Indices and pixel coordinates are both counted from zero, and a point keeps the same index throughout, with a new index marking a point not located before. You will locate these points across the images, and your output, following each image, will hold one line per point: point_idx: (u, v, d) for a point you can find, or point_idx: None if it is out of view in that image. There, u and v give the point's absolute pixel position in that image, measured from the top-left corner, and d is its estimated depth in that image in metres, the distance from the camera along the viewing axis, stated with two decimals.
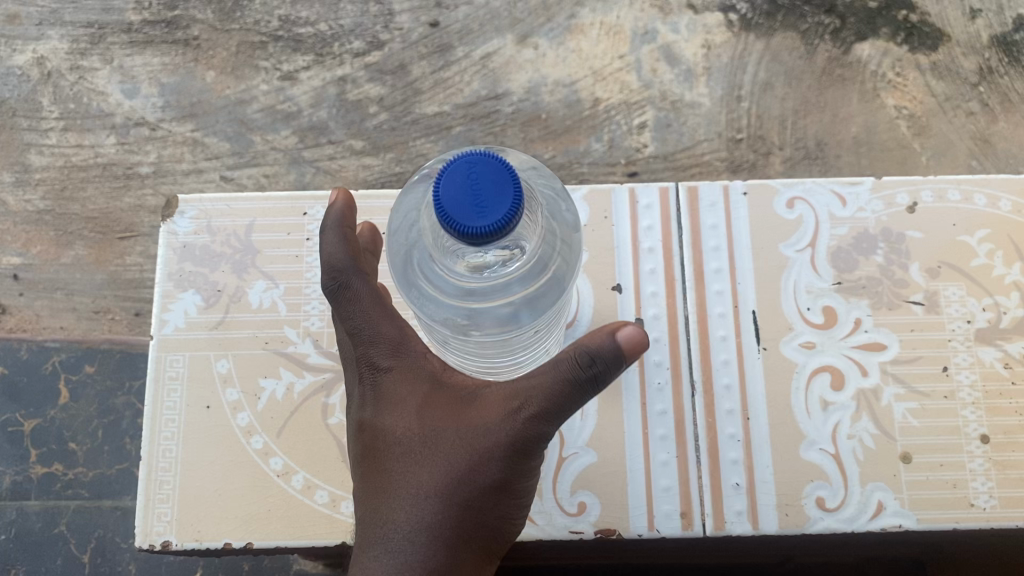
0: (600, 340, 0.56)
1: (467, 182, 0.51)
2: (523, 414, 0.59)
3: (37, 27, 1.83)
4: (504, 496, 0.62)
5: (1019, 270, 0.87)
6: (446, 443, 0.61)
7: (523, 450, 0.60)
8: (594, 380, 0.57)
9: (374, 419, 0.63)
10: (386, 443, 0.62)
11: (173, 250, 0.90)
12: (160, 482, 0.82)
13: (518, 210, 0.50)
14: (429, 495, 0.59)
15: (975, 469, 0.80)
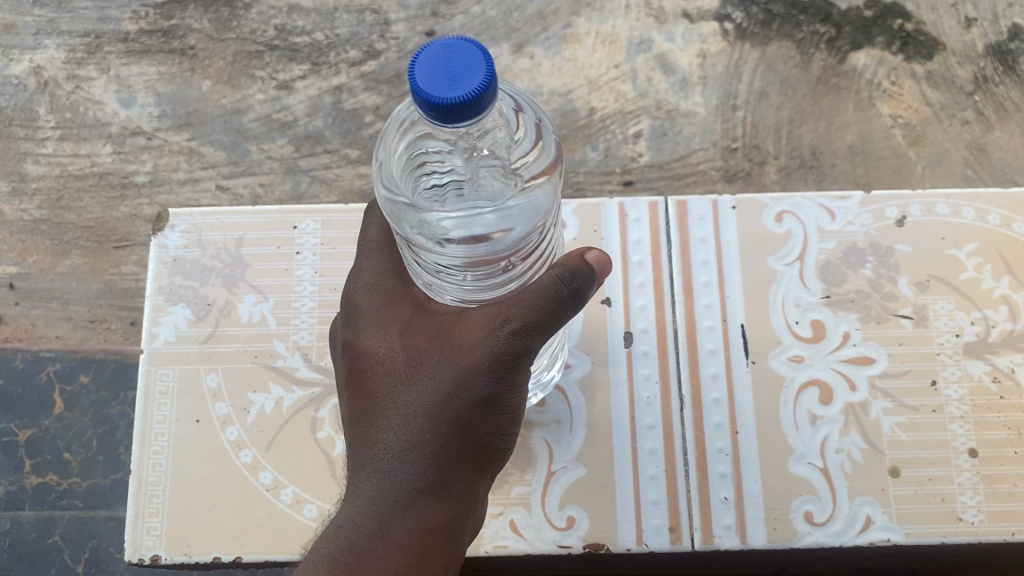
0: (575, 260, 0.65)
1: (444, 59, 0.55)
2: (504, 332, 0.67)
3: (34, 36, 1.84)
4: (490, 413, 0.69)
5: (1007, 284, 0.89)
6: (431, 367, 0.69)
7: (503, 366, 0.67)
8: (574, 294, 0.65)
9: (369, 351, 0.72)
10: (379, 369, 0.71)
11: (163, 264, 0.90)
12: (150, 496, 0.82)
13: (488, 86, 0.55)
14: (416, 415, 0.68)
15: (962, 483, 0.83)
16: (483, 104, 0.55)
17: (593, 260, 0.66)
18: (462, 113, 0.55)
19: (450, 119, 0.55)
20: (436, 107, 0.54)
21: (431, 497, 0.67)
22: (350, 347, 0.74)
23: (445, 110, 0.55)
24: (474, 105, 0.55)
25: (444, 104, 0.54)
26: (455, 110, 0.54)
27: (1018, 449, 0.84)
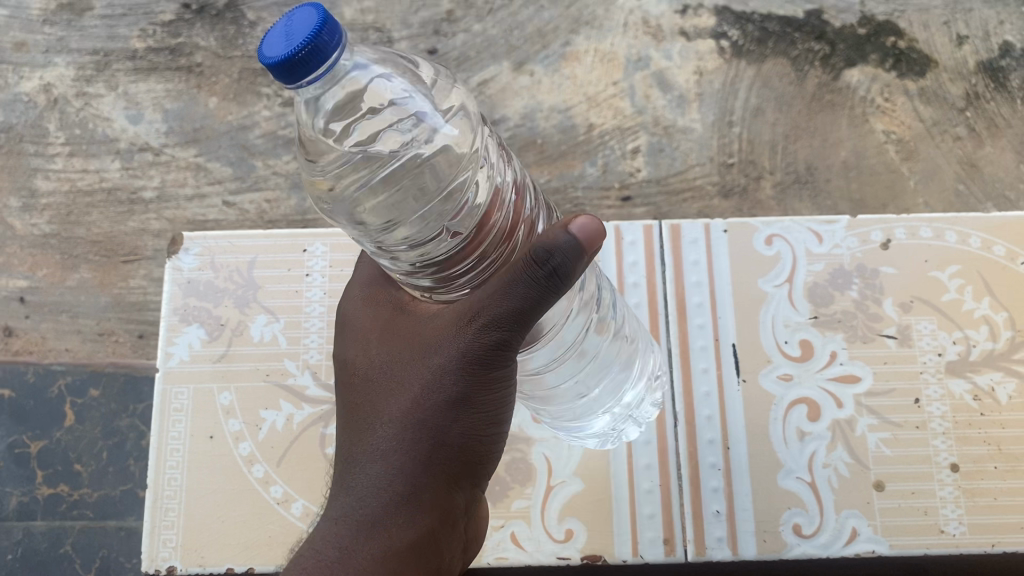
0: (554, 235, 0.55)
1: (285, 25, 0.52)
2: (473, 327, 0.61)
3: (44, 54, 1.88)
4: (464, 412, 0.66)
5: (988, 305, 0.92)
6: (401, 376, 0.67)
7: (473, 363, 0.63)
8: (553, 276, 0.56)
9: (352, 362, 0.72)
10: (358, 383, 0.71)
11: (178, 286, 0.94)
12: (165, 509, 0.85)
13: (326, 35, 0.52)
14: (388, 425, 0.67)
15: (944, 497, 0.86)
16: (328, 50, 0.52)
17: (577, 230, 0.55)
18: (308, 62, 0.52)
19: (300, 75, 0.52)
20: (277, 65, 0.51)
21: (400, 513, 0.66)
22: (339, 357, 0.74)
23: (288, 67, 0.52)
24: (319, 52, 0.52)
25: (284, 57, 0.51)
26: (297, 62, 0.51)
27: (998, 464, 0.87)
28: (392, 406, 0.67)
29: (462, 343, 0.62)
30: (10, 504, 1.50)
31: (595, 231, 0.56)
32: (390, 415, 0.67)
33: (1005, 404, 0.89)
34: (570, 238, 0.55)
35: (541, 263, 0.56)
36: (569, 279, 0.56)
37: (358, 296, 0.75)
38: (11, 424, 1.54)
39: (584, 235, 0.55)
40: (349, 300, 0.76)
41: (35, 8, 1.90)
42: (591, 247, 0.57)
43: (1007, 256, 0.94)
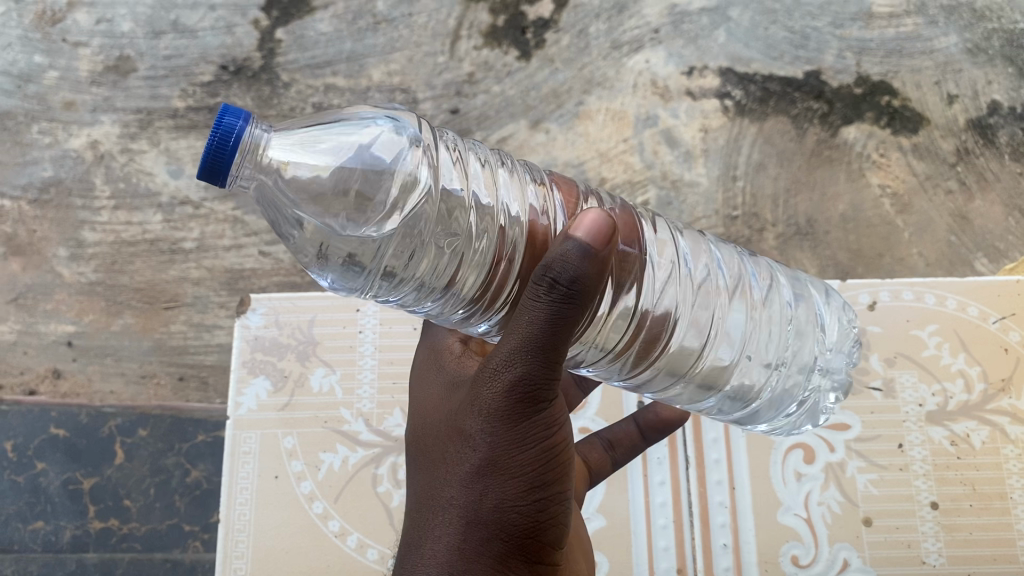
0: (561, 249, 0.60)
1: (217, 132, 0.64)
2: (494, 379, 0.65)
3: (91, 113, 1.94)
4: (500, 471, 0.67)
5: (963, 359, 1.03)
6: (447, 447, 0.71)
7: (499, 416, 0.66)
8: (558, 289, 0.60)
9: (419, 450, 0.77)
10: (422, 466, 0.75)
11: (246, 341, 1.09)
12: (237, 541, 1.00)
13: (226, 123, 0.63)
14: (440, 499, 0.70)
15: (925, 531, 0.96)
16: (233, 136, 0.63)
17: (580, 237, 0.60)
18: (220, 156, 0.63)
19: (223, 167, 0.63)
20: (201, 170, 0.63)
21: None
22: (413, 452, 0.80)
23: (211, 166, 0.63)
24: (225, 141, 0.63)
25: (202, 161, 0.63)
26: (214, 158, 0.63)
27: (973, 502, 0.97)
28: (441, 475, 0.71)
29: (485, 397, 0.66)
30: (64, 536, 1.61)
31: (597, 227, 0.61)
32: (437, 488, 0.71)
33: (979, 448, 0.99)
34: (574, 241, 0.60)
35: (544, 277, 0.61)
36: (576, 290, 0.60)
37: (416, 391, 0.82)
38: (65, 462, 1.65)
39: (587, 239, 0.60)
40: (416, 398, 0.83)
41: (82, 69, 1.97)
42: (598, 244, 0.61)
43: (980, 316, 1.06)
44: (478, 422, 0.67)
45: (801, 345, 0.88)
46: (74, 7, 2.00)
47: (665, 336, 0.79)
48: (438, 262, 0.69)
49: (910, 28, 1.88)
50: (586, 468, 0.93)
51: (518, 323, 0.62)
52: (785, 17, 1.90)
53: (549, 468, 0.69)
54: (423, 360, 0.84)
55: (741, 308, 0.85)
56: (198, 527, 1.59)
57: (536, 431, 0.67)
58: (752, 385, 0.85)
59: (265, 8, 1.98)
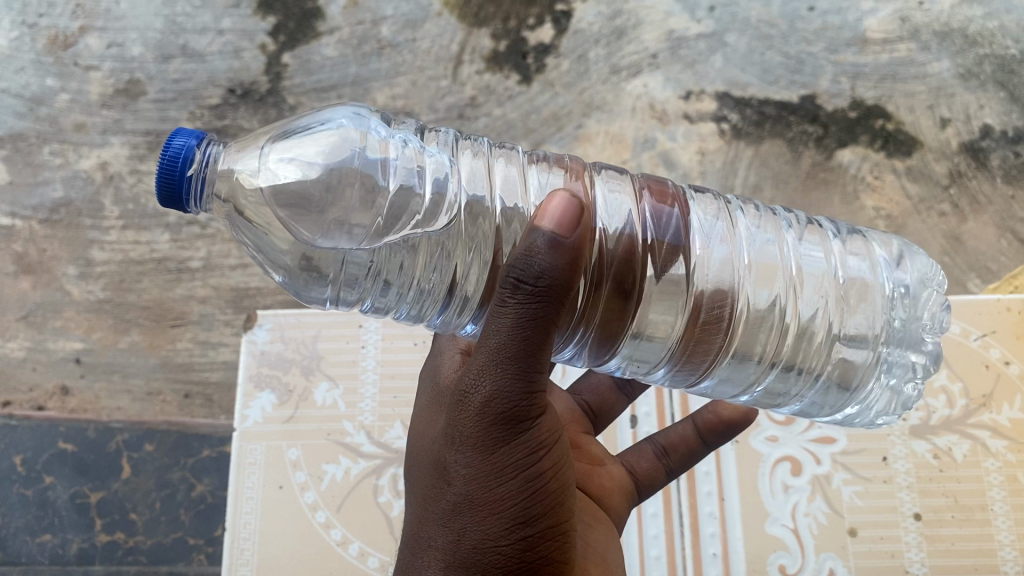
0: (529, 243, 0.65)
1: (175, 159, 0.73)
2: (467, 404, 0.69)
3: (101, 135, 1.98)
4: (479, 501, 0.70)
5: (945, 376, 1.09)
6: (431, 486, 0.74)
7: (474, 443, 0.70)
8: (526, 290, 0.65)
9: (409, 498, 0.81)
10: (410, 513, 0.78)
11: (253, 356, 1.15)
12: (242, 549, 1.04)
13: (170, 144, 0.71)
14: (425, 541, 0.73)
15: (909, 541, 1.02)
16: (180, 158, 0.71)
17: (548, 225, 0.65)
18: (169, 178, 0.71)
19: (177, 190, 0.72)
20: (157, 194, 0.72)
21: None
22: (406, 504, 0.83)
23: (165, 189, 0.72)
24: (173, 163, 0.71)
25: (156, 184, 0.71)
26: (166, 180, 0.71)
27: (955, 513, 1.02)
28: (425, 516, 0.74)
29: (461, 426, 0.70)
30: (71, 549, 1.64)
31: (558, 211, 0.66)
32: (422, 529, 0.74)
33: (961, 461, 1.05)
34: (541, 231, 0.65)
35: (509, 279, 0.65)
36: (545, 281, 0.65)
37: (410, 443, 0.87)
38: (73, 476, 1.68)
39: (556, 227, 0.65)
40: (410, 450, 0.87)
41: (93, 92, 2.01)
42: (561, 227, 0.65)
43: (962, 334, 1.12)
44: (456, 451, 0.71)
45: (867, 307, 0.84)
46: (86, 32, 2.05)
47: (706, 309, 0.81)
48: (410, 262, 0.75)
49: (904, 53, 1.92)
50: (633, 479, 0.99)
51: (488, 339, 0.67)
52: (781, 42, 1.94)
53: (532, 503, 0.71)
54: (418, 409, 0.89)
55: (788, 279, 0.84)
56: (203, 541, 1.63)
57: (513, 458, 0.70)
58: (813, 355, 0.85)
59: (272, 33, 2.02)
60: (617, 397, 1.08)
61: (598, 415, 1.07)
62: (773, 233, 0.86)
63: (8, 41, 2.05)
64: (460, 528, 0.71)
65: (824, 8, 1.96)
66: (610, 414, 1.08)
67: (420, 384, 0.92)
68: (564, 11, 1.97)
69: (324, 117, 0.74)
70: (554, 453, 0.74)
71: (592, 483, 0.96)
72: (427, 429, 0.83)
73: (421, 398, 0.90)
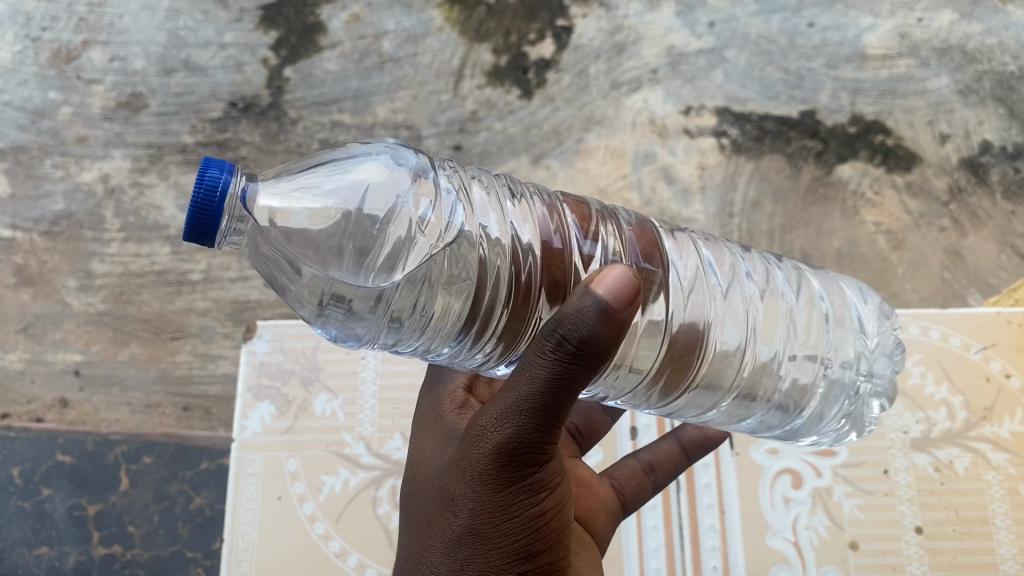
0: (580, 304, 0.63)
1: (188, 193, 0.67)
2: (483, 440, 0.69)
3: (103, 148, 1.99)
4: (482, 536, 0.71)
5: (946, 389, 1.10)
6: (432, 510, 0.75)
7: (485, 478, 0.70)
8: (560, 346, 0.63)
9: (405, 511, 0.81)
10: (406, 525, 0.79)
11: (253, 366, 1.16)
12: (239, 561, 1.05)
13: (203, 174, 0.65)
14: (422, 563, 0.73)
15: (910, 555, 1.02)
16: (218, 189, 0.65)
17: (602, 293, 0.63)
18: (206, 214, 0.65)
19: (210, 223, 0.65)
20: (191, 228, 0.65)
21: None
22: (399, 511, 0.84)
23: (199, 223, 0.65)
24: (210, 195, 0.65)
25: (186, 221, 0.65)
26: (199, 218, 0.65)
27: (957, 527, 1.03)
28: (423, 539, 0.74)
29: (475, 461, 0.70)
30: (69, 562, 1.64)
31: (614, 285, 0.63)
32: (418, 551, 0.74)
33: (962, 474, 1.05)
34: (594, 297, 0.63)
35: (553, 333, 0.63)
36: (585, 344, 0.63)
37: (410, 453, 0.87)
38: (71, 488, 1.68)
39: (610, 296, 0.63)
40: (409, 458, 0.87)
41: (95, 105, 2.02)
42: (617, 297, 0.63)
43: (962, 346, 1.13)
44: (466, 485, 0.71)
45: (841, 340, 0.91)
46: (89, 45, 2.06)
47: (686, 339, 0.81)
48: (462, 307, 0.73)
49: (903, 69, 1.93)
50: (620, 497, 0.98)
51: (510, 382, 0.66)
52: (781, 58, 1.95)
53: (533, 543, 0.72)
54: (421, 420, 0.89)
55: (773, 313, 0.88)
56: (200, 554, 1.62)
57: (522, 498, 0.70)
58: (794, 391, 0.89)
59: (273, 47, 2.03)
60: (603, 420, 1.08)
61: (585, 437, 1.06)
62: (749, 273, 0.91)
63: (10, 54, 2.06)
64: (461, 560, 0.71)
65: (823, 24, 1.97)
66: (596, 435, 1.07)
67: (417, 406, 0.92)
68: (564, 27, 1.98)
69: (365, 156, 0.73)
70: (559, 492, 0.74)
71: (582, 506, 0.94)
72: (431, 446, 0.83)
73: (422, 417, 0.89)
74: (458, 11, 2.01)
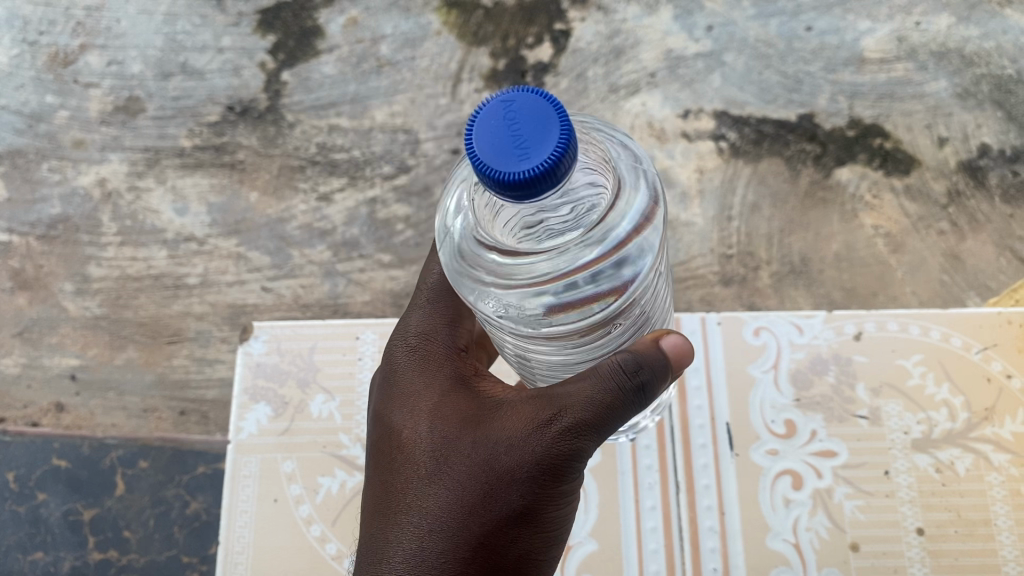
0: (653, 356, 0.72)
1: (504, 125, 0.57)
2: (560, 437, 0.73)
3: (100, 151, 1.98)
4: (531, 513, 0.77)
5: (947, 389, 1.10)
6: (475, 480, 0.76)
7: (548, 467, 0.75)
8: (640, 385, 0.71)
9: (412, 461, 0.79)
10: (422, 480, 0.78)
11: (249, 367, 1.15)
12: (236, 563, 1.05)
13: (563, 140, 0.56)
14: (462, 526, 0.76)
15: (912, 557, 1.02)
16: (568, 154, 0.57)
17: (668, 348, 0.72)
18: (548, 180, 0.56)
19: (536, 192, 0.56)
20: (522, 183, 0.56)
21: None
22: (396, 452, 0.81)
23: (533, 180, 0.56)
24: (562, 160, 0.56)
25: (524, 174, 0.55)
26: (530, 181, 0.56)
27: (958, 528, 1.03)
28: (462, 503, 0.76)
29: (543, 452, 0.74)
30: (64, 567, 1.64)
31: (682, 348, 0.73)
32: (455, 515, 0.76)
33: (963, 475, 1.05)
34: (664, 352, 0.72)
35: (635, 375, 0.71)
36: (653, 387, 0.72)
37: (409, 398, 0.83)
38: (66, 492, 1.67)
39: (674, 352, 0.73)
40: (405, 400, 0.83)
41: (93, 109, 2.01)
42: (677, 360, 0.73)
43: (963, 347, 1.12)
44: (531, 471, 0.75)
45: None
46: (86, 49, 2.06)
47: None
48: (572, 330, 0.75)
49: (901, 73, 1.93)
50: None
51: (596, 398, 0.72)
52: (779, 62, 1.94)
53: (558, 514, 0.81)
54: (423, 363, 0.85)
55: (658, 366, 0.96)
56: (197, 559, 1.60)
57: (566, 487, 0.78)
58: None
59: (271, 51, 2.02)
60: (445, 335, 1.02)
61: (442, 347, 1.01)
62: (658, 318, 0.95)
63: (8, 58, 2.06)
64: (508, 533, 0.77)
65: (821, 28, 1.97)
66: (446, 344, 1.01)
67: (413, 344, 0.87)
68: (562, 31, 1.98)
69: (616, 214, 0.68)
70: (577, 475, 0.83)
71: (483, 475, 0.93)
72: (441, 400, 0.82)
73: (419, 363, 0.85)
74: (457, 15, 2.01)
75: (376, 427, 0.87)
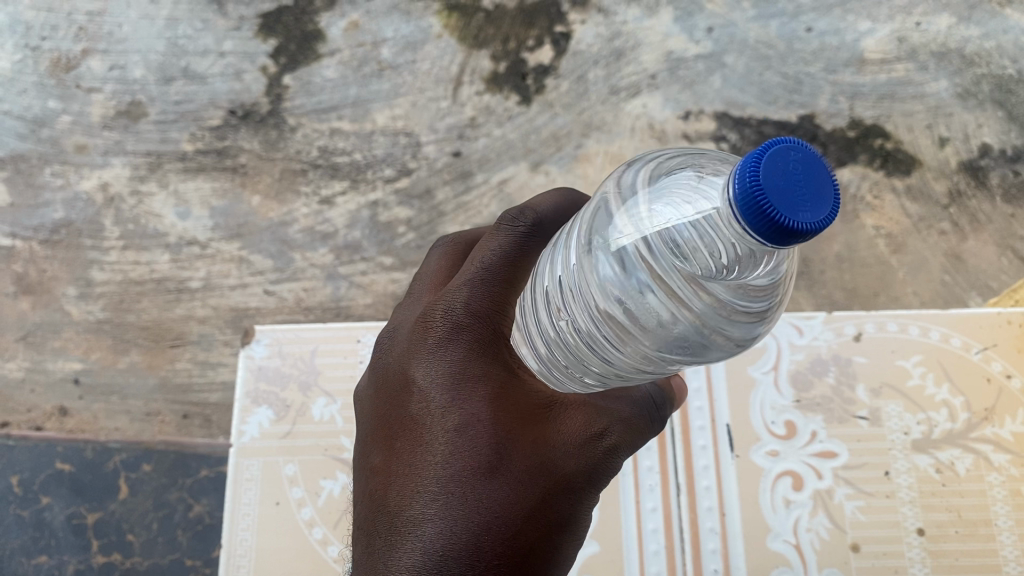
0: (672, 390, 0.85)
1: (787, 172, 0.53)
2: (608, 453, 0.76)
3: (103, 156, 1.98)
4: (573, 524, 0.75)
5: (947, 389, 1.10)
6: (537, 483, 0.72)
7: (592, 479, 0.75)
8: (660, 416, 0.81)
9: (471, 453, 0.71)
10: (482, 474, 0.71)
11: (251, 370, 1.16)
12: (238, 566, 1.06)
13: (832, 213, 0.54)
14: (521, 530, 0.71)
15: (912, 557, 1.03)
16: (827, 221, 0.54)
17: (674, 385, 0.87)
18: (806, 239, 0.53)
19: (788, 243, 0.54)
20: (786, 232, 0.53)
21: None
22: (446, 440, 0.72)
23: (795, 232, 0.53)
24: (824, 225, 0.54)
25: (794, 226, 0.52)
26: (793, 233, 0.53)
27: (958, 528, 1.04)
28: (523, 504, 0.71)
29: (595, 464, 0.75)
30: (68, 570, 1.65)
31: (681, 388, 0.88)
32: (515, 517, 0.71)
33: (963, 476, 1.06)
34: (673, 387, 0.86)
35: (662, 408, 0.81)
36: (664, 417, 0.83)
37: (460, 381, 0.74)
38: (69, 495, 1.67)
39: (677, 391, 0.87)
40: (454, 383, 0.74)
41: (95, 114, 2.01)
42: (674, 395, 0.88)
43: (963, 347, 1.12)
44: (583, 481, 0.74)
45: None
46: (88, 54, 2.06)
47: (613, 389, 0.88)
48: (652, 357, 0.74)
49: (901, 73, 1.93)
50: None
51: (637, 422, 0.78)
52: (779, 63, 1.94)
53: None
54: (476, 346, 0.75)
55: None
56: (200, 561, 1.62)
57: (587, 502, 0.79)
58: None
59: (272, 55, 2.02)
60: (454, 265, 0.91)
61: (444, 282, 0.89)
62: None
63: (10, 63, 2.06)
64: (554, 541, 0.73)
65: (821, 29, 1.97)
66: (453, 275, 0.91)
67: (466, 319, 0.76)
68: (563, 32, 1.97)
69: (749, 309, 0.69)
70: None
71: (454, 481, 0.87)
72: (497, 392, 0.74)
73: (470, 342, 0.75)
74: (457, 18, 2.01)
75: (396, 404, 0.76)
